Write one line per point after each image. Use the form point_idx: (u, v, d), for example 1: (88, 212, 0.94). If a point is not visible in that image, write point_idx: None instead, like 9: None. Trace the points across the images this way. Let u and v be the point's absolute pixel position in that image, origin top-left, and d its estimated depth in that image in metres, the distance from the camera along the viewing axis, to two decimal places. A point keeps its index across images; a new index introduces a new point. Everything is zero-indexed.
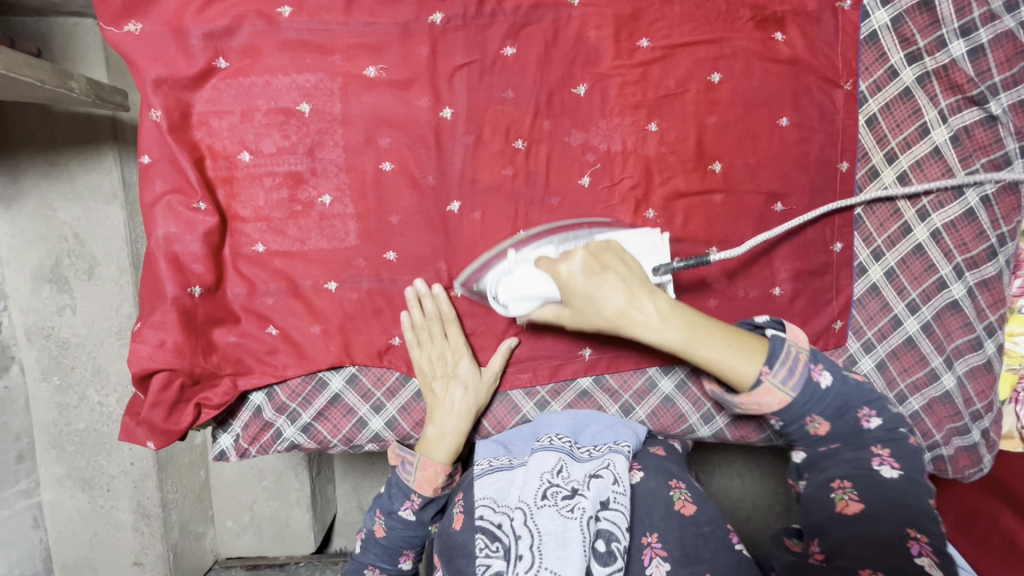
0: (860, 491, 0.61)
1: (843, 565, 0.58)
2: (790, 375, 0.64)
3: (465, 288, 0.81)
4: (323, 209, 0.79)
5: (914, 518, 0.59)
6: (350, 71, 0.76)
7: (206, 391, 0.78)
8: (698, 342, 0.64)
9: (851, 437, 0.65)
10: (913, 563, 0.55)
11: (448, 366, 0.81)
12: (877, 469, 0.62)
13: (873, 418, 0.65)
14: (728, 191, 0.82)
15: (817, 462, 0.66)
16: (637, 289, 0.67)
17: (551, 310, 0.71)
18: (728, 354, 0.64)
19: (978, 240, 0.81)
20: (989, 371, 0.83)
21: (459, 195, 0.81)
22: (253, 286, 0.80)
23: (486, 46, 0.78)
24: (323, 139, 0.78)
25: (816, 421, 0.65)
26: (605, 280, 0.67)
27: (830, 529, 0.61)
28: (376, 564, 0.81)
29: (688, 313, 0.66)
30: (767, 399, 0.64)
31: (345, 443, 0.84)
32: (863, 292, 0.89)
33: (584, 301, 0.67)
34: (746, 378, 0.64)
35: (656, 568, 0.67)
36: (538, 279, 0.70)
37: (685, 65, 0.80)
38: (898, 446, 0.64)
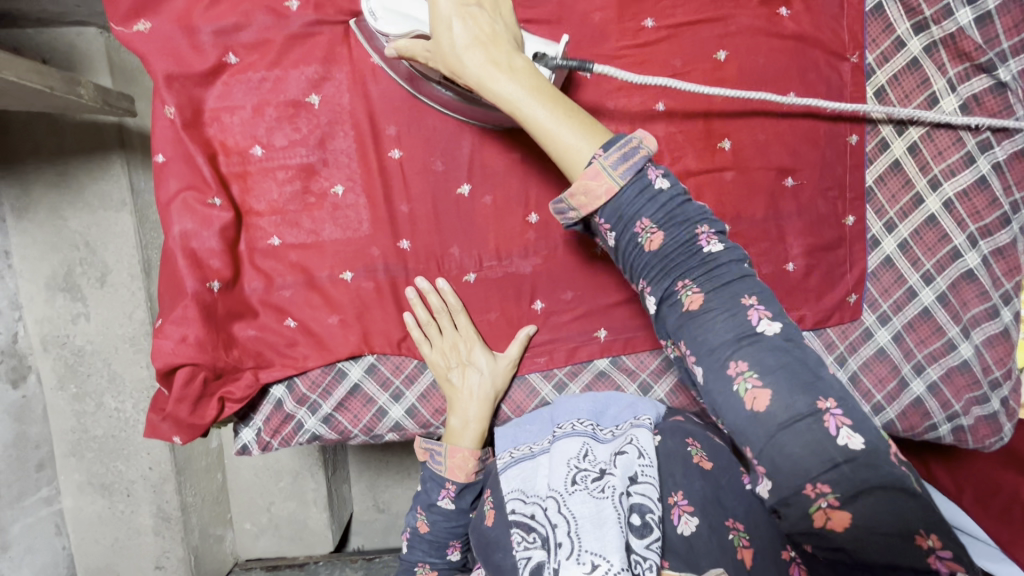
0: (762, 373, 0.49)
1: (788, 488, 0.48)
2: (623, 161, 0.53)
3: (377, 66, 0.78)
4: (336, 200, 0.80)
5: (822, 386, 0.49)
6: (358, 62, 0.77)
7: (228, 386, 0.78)
8: (532, 99, 0.58)
9: (698, 267, 0.54)
10: (840, 449, 0.47)
11: (462, 354, 0.82)
12: (755, 328, 0.51)
13: (715, 242, 0.54)
14: (738, 167, 0.83)
15: (693, 333, 0.53)
16: (498, 42, 0.61)
17: (419, 47, 0.66)
18: (563, 126, 0.56)
19: (991, 209, 0.83)
20: (1006, 338, 0.84)
21: (469, 179, 0.81)
22: (269, 280, 0.80)
23: None
24: (333, 131, 0.79)
25: (649, 231, 0.54)
26: (473, 18, 0.61)
27: (751, 438, 0.49)
28: (424, 561, 0.80)
29: (533, 78, 0.59)
30: (594, 183, 0.54)
31: (365, 433, 0.85)
32: (876, 265, 0.88)
33: (439, 26, 0.61)
34: (575, 150, 0.56)
35: (686, 525, 0.66)
36: (416, 2, 0.68)
37: (690, 44, 0.80)
38: (759, 288, 0.53)
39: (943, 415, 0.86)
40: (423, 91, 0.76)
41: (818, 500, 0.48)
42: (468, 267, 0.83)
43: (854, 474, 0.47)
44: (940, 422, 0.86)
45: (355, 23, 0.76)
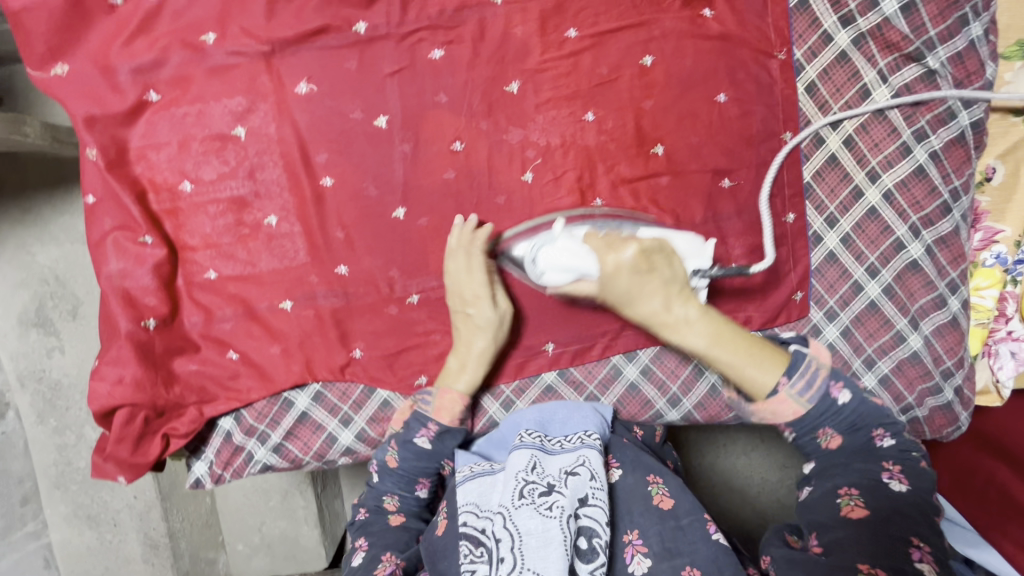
0: (867, 497, 0.57)
1: (840, 556, 0.54)
2: (809, 389, 0.59)
3: (503, 245, 0.82)
4: (271, 230, 0.80)
5: (922, 528, 0.54)
6: (281, 90, 0.77)
7: (172, 422, 0.79)
8: (720, 347, 0.64)
9: (859, 448, 0.59)
10: (912, 566, 0.52)
11: (474, 299, 0.79)
12: (885, 484, 0.57)
13: (888, 438, 0.59)
14: (674, 172, 0.82)
15: (823, 468, 0.61)
16: (676, 293, 0.68)
17: (588, 287, 0.73)
18: (749, 362, 0.61)
19: (931, 198, 0.82)
20: (955, 327, 0.84)
21: (403, 202, 0.81)
22: (209, 313, 0.80)
23: (415, 54, 0.78)
24: (262, 161, 0.78)
25: (827, 435, 0.60)
26: (647, 278, 0.69)
27: (829, 525, 0.57)
28: (394, 493, 0.76)
29: (718, 325, 0.66)
30: (783, 410, 0.60)
31: (318, 459, 0.85)
32: (820, 262, 0.87)
33: (614, 291, 0.70)
34: (762, 390, 0.60)
35: (638, 565, 0.66)
36: (585, 256, 0.72)
37: (616, 51, 0.79)
38: (909, 463, 0.58)
39: (897, 409, 0.86)
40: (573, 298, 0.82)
41: (867, 573, 0.52)
42: (410, 289, 0.83)
43: None
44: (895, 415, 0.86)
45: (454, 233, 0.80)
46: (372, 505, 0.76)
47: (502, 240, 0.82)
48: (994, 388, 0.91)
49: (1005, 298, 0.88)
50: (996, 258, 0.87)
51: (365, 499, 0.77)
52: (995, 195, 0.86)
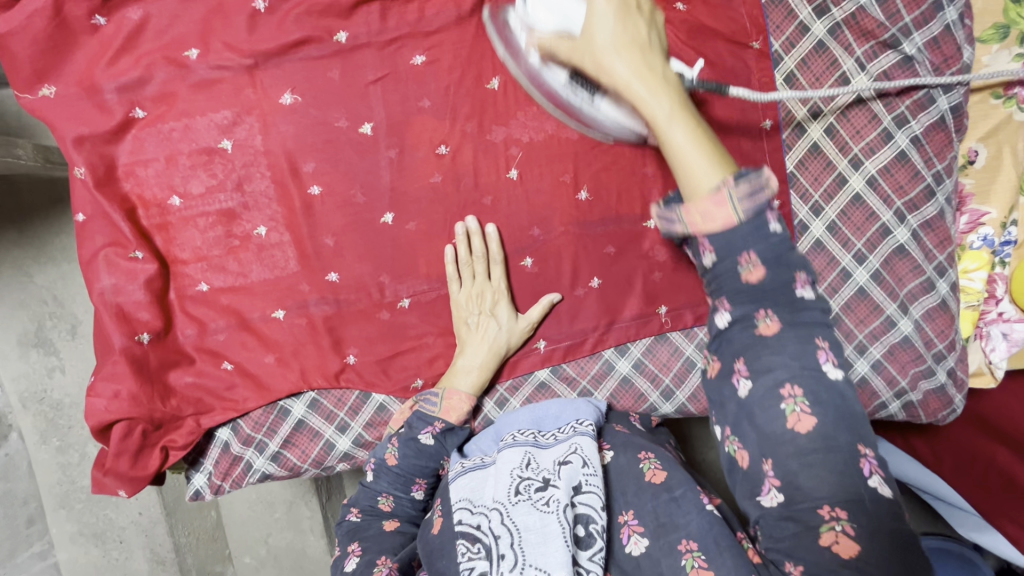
0: (814, 402, 0.48)
1: (802, 505, 0.48)
2: (750, 199, 0.52)
3: (491, 14, 0.77)
4: (261, 240, 0.81)
5: (863, 427, 0.49)
6: (265, 102, 0.78)
7: (170, 435, 0.79)
8: (680, 130, 0.59)
9: (786, 305, 0.51)
10: (868, 489, 0.48)
11: (486, 303, 0.81)
12: (821, 367, 0.50)
13: (808, 288, 0.52)
14: (657, 163, 0.83)
15: (758, 354, 0.50)
16: (651, 55, 0.63)
17: (562, 43, 0.67)
18: (694, 151, 0.57)
19: (913, 182, 0.83)
20: (945, 310, 0.85)
21: (391, 207, 0.81)
22: (202, 325, 0.81)
23: (396, 61, 0.79)
24: (249, 172, 0.79)
25: (751, 264, 0.52)
26: (631, 42, 0.63)
27: (781, 454, 0.49)
28: (390, 493, 0.74)
29: (681, 101, 0.61)
30: (715, 212, 0.52)
31: (316, 467, 0.85)
32: (808, 250, 0.87)
33: (596, 30, 0.63)
34: (702, 187, 0.55)
35: (635, 545, 0.65)
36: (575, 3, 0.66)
37: None
38: (834, 333, 0.51)
39: (891, 393, 0.86)
40: (539, 82, 0.75)
41: (831, 521, 0.47)
42: (401, 293, 0.83)
43: (873, 512, 0.47)
44: (889, 400, 0.87)
45: (460, 226, 0.81)
46: (365, 505, 0.74)
47: (488, 20, 0.78)
48: (988, 370, 0.91)
49: (994, 280, 0.89)
50: (983, 240, 0.87)
51: (359, 499, 0.75)
52: (979, 178, 0.87)
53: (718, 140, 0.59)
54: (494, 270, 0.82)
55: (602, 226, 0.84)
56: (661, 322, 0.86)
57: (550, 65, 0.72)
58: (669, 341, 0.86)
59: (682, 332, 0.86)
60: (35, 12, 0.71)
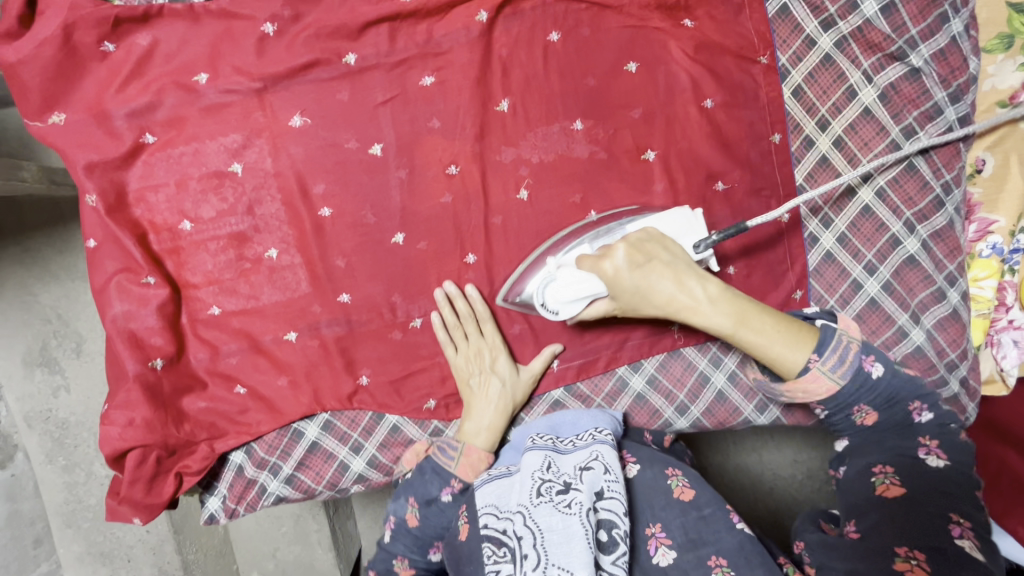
0: (903, 477, 0.58)
1: (879, 539, 0.56)
2: (840, 365, 0.62)
3: (507, 300, 0.83)
4: (272, 263, 0.81)
5: (961, 505, 0.56)
6: (275, 125, 0.78)
7: (184, 460, 0.79)
8: (744, 325, 0.65)
9: (900, 428, 0.62)
10: (952, 544, 0.53)
11: (486, 362, 0.81)
12: (920, 458, 0.59)
13: (925, 413, 0.62)
14: (667, 178, 0.83)
15: (857, 445, 0.63)
16: (683, 275, 0.68)
17: (603, 307, 0.74)
18: (777, 342, 0.64)
19: (923, 193, 0.83)
20: (956, 319, 0.85)
21: (402, 227, 0.81)
22: (215, 349, 0.81)
23: (405, 81, 0.79)
24: (260, 195, 0.79)
25: (863, 411, 0.63)
26: (655, 275, 0.68)
27: (864, 510, 0.59)
28: (404, 555, 0.73)
29: (731, 301, 0.67)
30: (817, 388, 0.63)
31: (330, 488, 0.85)
32: (818, 262, 0.88)
33: (634, 295, 0.70)
34: (793, 366, 0.63)
35: (663, 556, 0.66)
36: (587, 276, 0.72)
37: (603, 65, 0.81)
38: (950, 438, 0.60)
39: None
40: None
41: (907, 556, 0.54)
42: (413, 313, 0.83)
43: (958, 561, 0.51)
44: None
45: (440, 291, 0.81)
46: (382, 569, 0.73)
47: (503, 299, 0.83)
48: (999, 377, 0.90)
49: (1004, 287, 0.88)
50: (992, 249, 0.88)
51: (376, 560, 0.74)
52: (987, 187, 0.87)
53: (784, 312, 0.66)
54: (488, 327, 0.82)
55: None
56: (674, 337, 0.86)
57: None
58: (682, 356, 0.86)
59: (695, 347, 0.86)
60: (44, 40, 0.71)
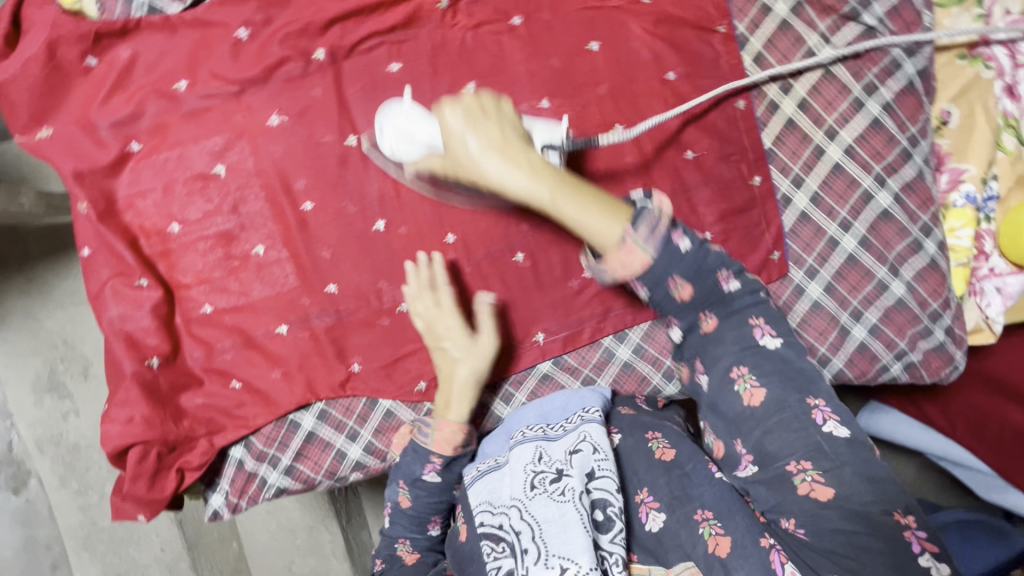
0: (758, 375, 0.64)
1: (776, 467, 0.62)
2: (653, 236, 0.63)
3: (371, 147, 0.83)
4: (259, 258, 0.84)
5: (810, 387, 0.64)
6: (254, 125, 0.81)
7: (185, 456, 0.81)
8: (562, 199, 0.65)
9: (720, 305, 0.67)
10: (825, 436, 0.61)
11: (440, 330, 0.80)
12: (759, 341, 0.66)
13: (733, 281, 0.67)
14: (636, 149, 0.85)
15: (709, 352, 0.67)
16: (510, 144, 0.68)
17: (433, 159, 0.74)
18: (593, 214, 0.64)
19: (890, 146, 0.85)
20: (935, 269, 0.86)
21: (382, 214, 0.85)
22: (209, 346, 0.83)
23: (376, 73, 0.82)
24: (244, 194, 0.82)
25: (679, 285, 0.65)
26: (482, 128, 0.69)
27: (746, 431, 0.64)
28: (406, 538, 0.80)
29: (556, 174, 0.67)
30: (631, 260, 0.63)
31: (330, 477, 0.87)
32: (794, 223, 0.88)
33: (458, 145, 0.69)
34: (609, 242, 0.63)
35: (654, 522, 0.68)
36: (423, 123, 0.74)
37: (565, 45, 0.84)
38: (766, 310, 0.67)
39: (891, 355, 0.87)
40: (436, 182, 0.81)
41: (801, 474, 0.60)
42: (399, 297, 0.86)
43: (836, 454, 0.60)
44: (890, 362, 0.88)
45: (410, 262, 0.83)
46: (386, 555, 0.80)
47: (370, 150, 0.83)
48: (985, 325, 0.91)
49: (982, 236, 0.90)
50: (965, 198, 0.89)
51: (380, 549, 0.81)
52: (955, 138, 0.89)
53: (600, 191, 0.67)
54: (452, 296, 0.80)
55: None
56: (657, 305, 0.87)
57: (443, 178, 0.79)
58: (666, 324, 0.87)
59: None
60: (30, 59, 0.75)
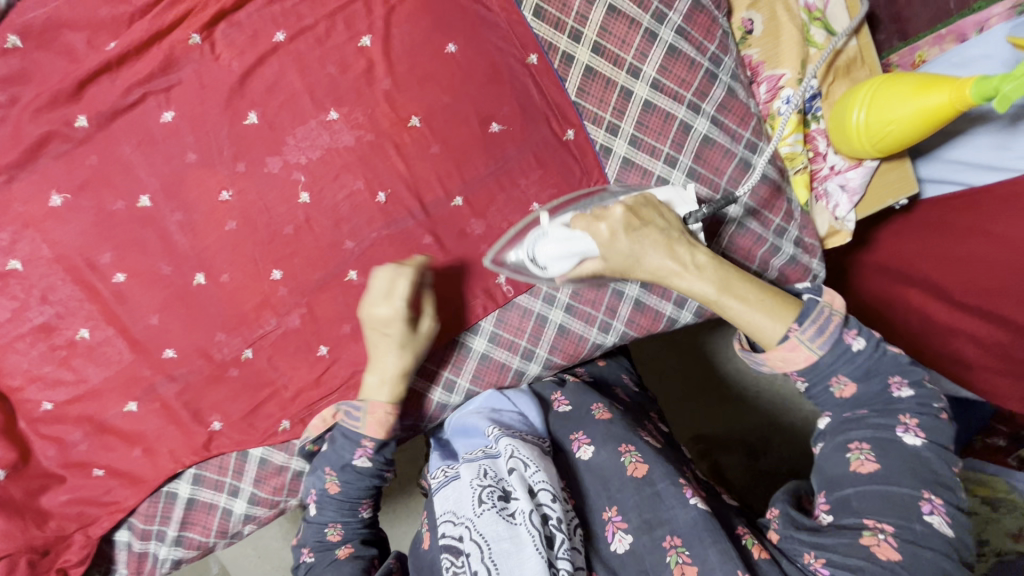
0: (877, 453, 0.61)
1: (848, 518, 0.60)
2: (822, 335, 0.64)
3: (494, 262, 0.82)
4: (86, 342, 0.81)
5: (930, 480, 0.59)
6: (35, 210, 0.77)
7: (63, 555, 0.80)
8: (731, 300, 0.66)
9: (880, 405, 0.64)
10: (923, 522, 0.56)
11: (382, 321, 0.74)
12: (897, 436, 0.61)
13: (906, 389, 0.64)
14: (439, 137, 0.82)
15: (842, 422, 0.65)
16: (675, 243, 0.68)
17: (590, 265, 0.72)
18: (758, 315, 0.65)
19: (693, 72, 0.83)
20: (769, 184, 0.85)
21: (200, 267, 0.81)
22: (60, 442, 0.81)
23: (147, 124, 0.78)
24: (50, 282, 0.79)
25: (842, 383, 0.66)
26: (644, 237, 0.68)
27: (839, 484, 0.62)
28: (335, 521, 0.75)
29: (729, 270, 0.68)
30: (796, 356, 0.65)
31: (223, 535, 0.86)
32: (618, 171, 0.85)
33: (625, 258, 0.69)
34: (771, 339, 0.65)
35: (620, 543, 0.64)
36: (581, 239, 0.70)
37: (333, 46, 0.79)
38: (929, 418, 0.61)
39: None
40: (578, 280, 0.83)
41: (875, 530, 0.57)
42: (240, 346, 0.83)
43: (926, 546, 0.55)
44: None
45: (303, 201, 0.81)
46: (314, 543, 0.75)
47: (495, 265, 0.82)
48: (838, 226, 0.90)
49: (813, 137, 0.88)
50: (787, 103, 0.86)
51: (307, 538, 0.76)
52: (763, 44, 0.87)
53: (770, 289, 0.67)
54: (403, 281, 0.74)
55: (413, 218, 0.83)
56: (504, 290, 0.85)
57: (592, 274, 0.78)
58: (517, 305, 0.86)
59: (526, 293, 0.86)
60: None
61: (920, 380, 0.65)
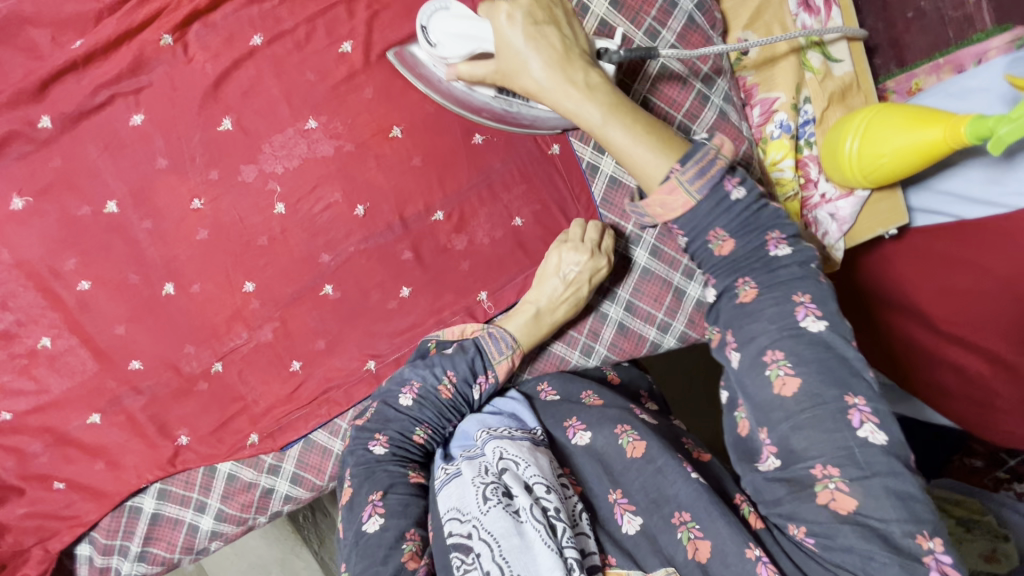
0: (795, 363, 0.52)
1: (796, 468, 0.51)
2: (702, 178, 0.57)
3: (397, 56, 0.76)
4: (48, 351, 0.78)
5: (852, 381, 0.51)
6: None
7: (20, 570, 0.78)
8: (614, 128, 0.62)
9: (759, 265, 0.57)
10: (858, 441, 0.49)
11: (589, 274, 0.78)
12: (799, 325, 0.53)
13: (783, 247, 0.57)
14: (421, 148, 0.79)
15: (743, 325, 0.56)
16: (570, 57, 0.63)
17: (481, 66, 0.65)
18: (640, 144, 0.61)
19: (684, 93, 0.81)
20: None
21: (169, 277, 0.78)
22: (20, 454, 0.78)
23: (115, 127, 0.74)
24: (10, 289, 0.76)
25: (720, 239, 0.59)
26: (542, 42, 0.62)
27: (773, 422, 0.52)
28: (425, 422, 0.68)
29: (615, 98, 0.63)
30: (672, 199, 0.58)
31: (189, 552, 0.84)
32: (604, 190, 0.85)
33: (515, 58, 0.63)
34: (653, 178, 0.60)
35: (630, 525, 0.57)
36: (480, 23, 0.64)
37: (313, 51, 0.76)
38: (815, 287, 0.55)
39: None
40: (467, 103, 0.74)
41: (825, 481, 0.50)
42: (210, 359, 0.80)
43: (874, 470, 0.49)
44: None
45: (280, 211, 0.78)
46: (397, 435, 0.66)
47: (396, 62, 0.76)
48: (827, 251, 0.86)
49: (806, 162, 0.86)
50: (781, 128, 0.84)
51: (387, 427, 0.66)
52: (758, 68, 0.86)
53: (657, 123, 0.63)
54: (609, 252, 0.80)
55: (392, 232, 0.80)
56: (484, 308, 0.83)
57: (477, 86, 0.71)
58: None
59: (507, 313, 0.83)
60: None
61: (792, 232, 0.59)
